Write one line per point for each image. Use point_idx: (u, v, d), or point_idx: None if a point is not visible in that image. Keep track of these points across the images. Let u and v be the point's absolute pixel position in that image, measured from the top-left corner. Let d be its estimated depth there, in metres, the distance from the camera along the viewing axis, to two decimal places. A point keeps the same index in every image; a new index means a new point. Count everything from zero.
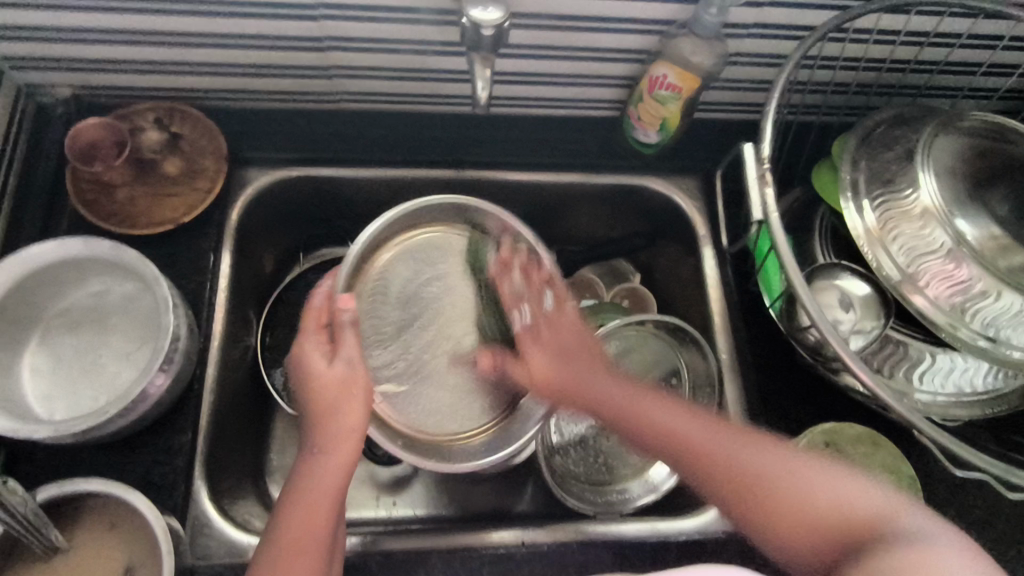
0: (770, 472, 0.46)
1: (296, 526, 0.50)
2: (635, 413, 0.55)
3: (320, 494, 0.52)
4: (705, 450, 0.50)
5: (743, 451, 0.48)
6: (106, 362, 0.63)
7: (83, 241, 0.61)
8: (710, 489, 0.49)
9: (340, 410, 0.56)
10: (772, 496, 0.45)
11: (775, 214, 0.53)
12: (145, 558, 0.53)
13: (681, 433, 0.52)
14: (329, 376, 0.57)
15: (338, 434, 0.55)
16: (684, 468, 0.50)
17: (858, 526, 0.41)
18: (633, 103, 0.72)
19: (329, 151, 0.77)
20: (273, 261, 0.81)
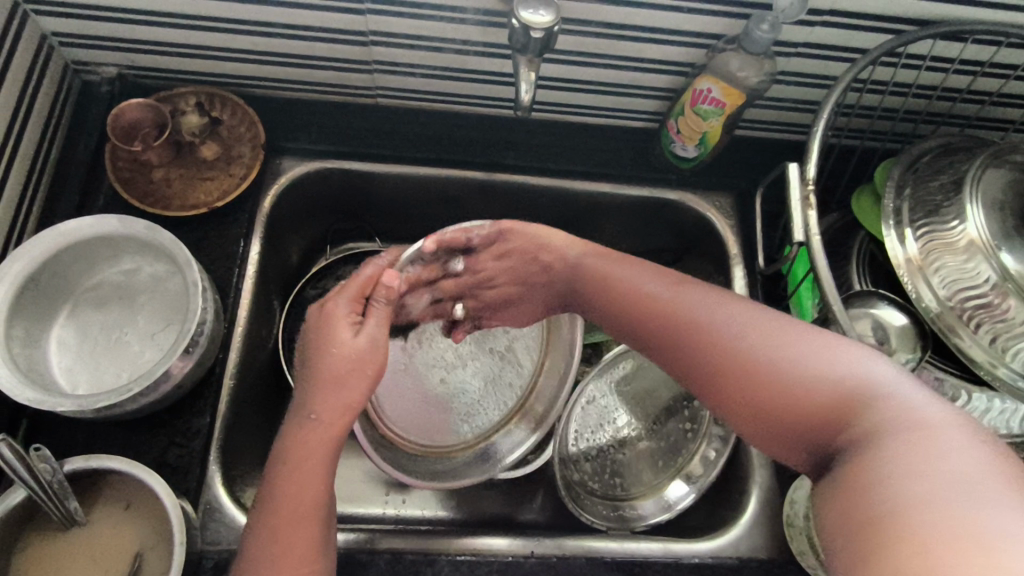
0: (751, 352, 0.49)
1: (300, 497, 0.49)
2: (646, 299, 0.59)
3: (318, 465, 0.51)
4: (692, 317, 0.55)
5: (723, 316, 0.53)
6: (132, 340, 0.64)
7: (119, 219, 0.61)
8: (698, 366, 0.53)
9: (347, 381, 0.53)
10: (760, 385, 0.48)
11: (817, 237, 0.52)
12: (158, 540, 0.53)
13: (694, 336, 0.54)
14: (349, 347, 0.54)
15: (341, 406, 0.53)
16: (675, 332, 0.55)
17: (828, 406, 0.44)
18: (674, 116, 0.72)
19: (363, 145, 0.77)
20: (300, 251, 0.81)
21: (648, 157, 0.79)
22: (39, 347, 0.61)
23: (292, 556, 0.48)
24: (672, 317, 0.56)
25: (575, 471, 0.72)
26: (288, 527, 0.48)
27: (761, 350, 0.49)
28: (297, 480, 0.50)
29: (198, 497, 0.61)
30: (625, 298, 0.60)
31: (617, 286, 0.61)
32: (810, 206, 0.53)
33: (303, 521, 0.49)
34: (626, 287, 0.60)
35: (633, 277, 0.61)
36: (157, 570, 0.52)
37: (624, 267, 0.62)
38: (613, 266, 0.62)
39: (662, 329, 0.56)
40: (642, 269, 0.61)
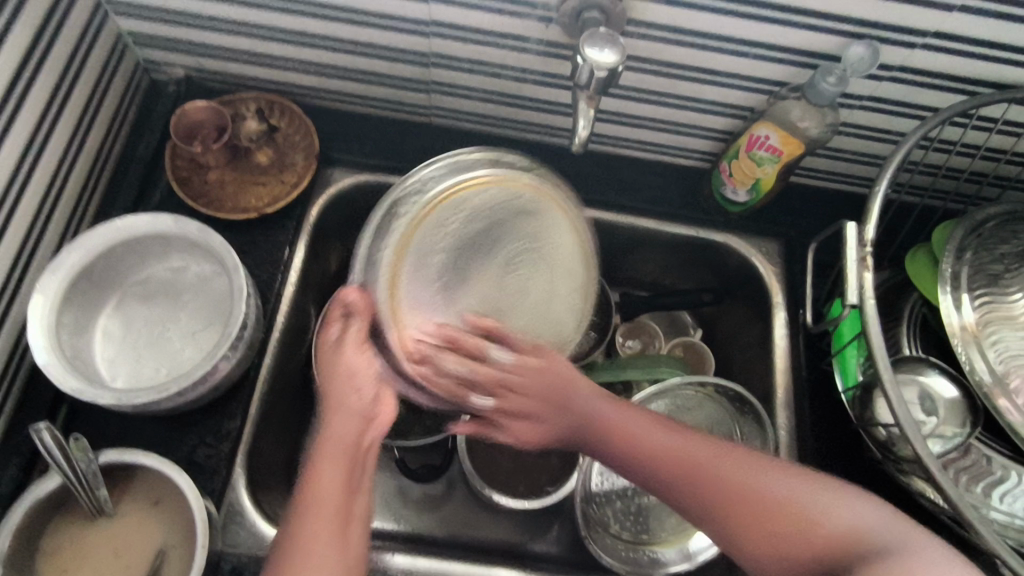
0: (770, 494, 0.50)
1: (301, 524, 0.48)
2: (641, 446, 0.56)
3: (342, 451, 0.52)
4: (688, 461, 0.54)
5: (723, 466, 0.53)
6: (173, 338, 0.65)
7: (175, 219, 0.63)
8: (713, 508, 0.52)
9: (351, 378, 0.55)
10: (774, 528, 0.49)
11: (872, 300, 0.51)
12: (181, 540, 0.54)
13: (699, 483, 0.53)
14: (342, 360, 0.55)
15: (356, 415, 0.54)
16: (677, 487, 0.53)
17: (842, 547, 0.47)
18: (728, 159, 0.70)
19: (412, 162, 0.78)
20: (339, 259, 0.82)
21: (696, 196, 0.78)
22: (86, 336, 0.63)
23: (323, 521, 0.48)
24: (689, 474, 0.53)
25: (597, 508, 0.72)
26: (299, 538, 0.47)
27: (775, 492, 0.50)
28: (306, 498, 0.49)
29: (221, 498, 0.62)
30: (625, 444, 0.56)
31: (539, 398, 0.60)
32: (867, 268, 0.52)
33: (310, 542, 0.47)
34: (561, 394, 0.59)
35: (542, 360, 0.59)
36: (177, 571, 0.53)
37: (587, 395, 0.59)
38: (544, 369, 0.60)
39: (678, 475, 0.53)
40: (643, 413, 0.58)
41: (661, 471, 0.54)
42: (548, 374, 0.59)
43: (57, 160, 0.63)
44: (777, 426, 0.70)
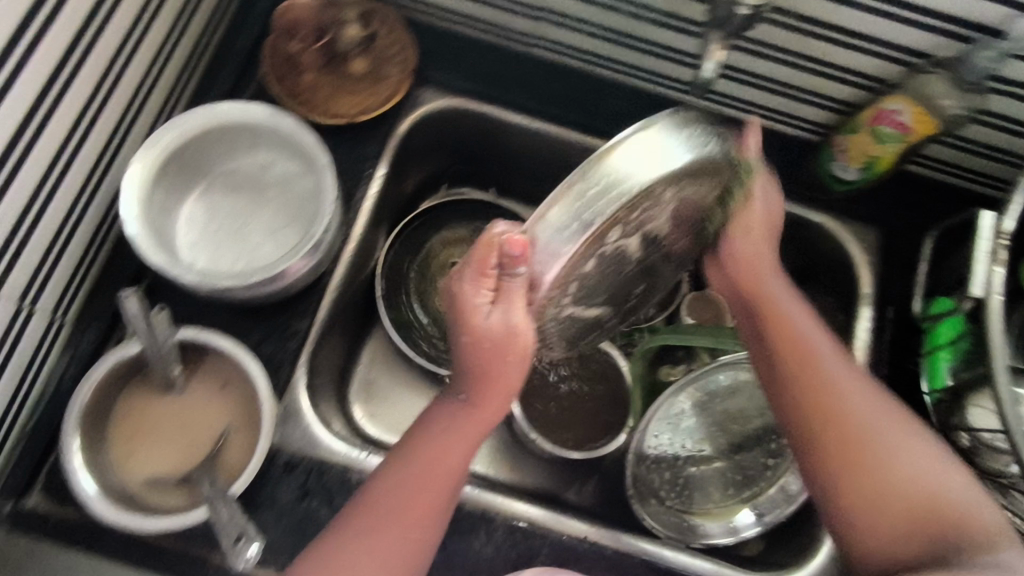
0: (900, 454, 0.52)
1: (355, 526, 0.51)
2: (807, 369, 0.56)
3: (456, 440, 0.53)
4: (833, 396, 0.55)
5: (870, 415, 0.54)
6: (252, 233, 0.66)
7: (270, 111, 0.62)
8: (833, 455, 0.53)
9: (498, 370, 0.50)
10: (887, 488, 0.51)
11: (998, 296, 0.46)
12: (244, 425, 0.55)
13: (846, 416, 0.54)
14: (490, 342, 0.49)
15: (451, 425, 0.53)
16: (813, 412, 0.55)
17: (962, 534, 0.48)
18: (845, 132, 0.66)
19: (507, 92, 0.76)
20: (416, 182, 0.84)
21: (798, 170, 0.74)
22: (171, 217, 0.64)
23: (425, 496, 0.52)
24: (840, 412, 0.54)
25: (644, 469, 0.70)
26: (353, 539, 0.50)
27: (914, 465, 0.52)
28: (371, 504, 0.52)
29: (282, 395, 0.63)
30: (793, 358, 0.56)
31: (776, 312, 0.58)
32: (999, 262, 0.47)
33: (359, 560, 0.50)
34: (759, 269, 0.59)
35: (763, 247, 0.59)
36: (239, 453, 0.54)
37: (790, 298, 0.59)
38: (767, 287, 0.59)
39: (817, 396, 0.55)
40: (839, 350, 0.57)
41: (795, 375, 0.56)
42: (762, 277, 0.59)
43: (163, 35, 0.62)
44: None
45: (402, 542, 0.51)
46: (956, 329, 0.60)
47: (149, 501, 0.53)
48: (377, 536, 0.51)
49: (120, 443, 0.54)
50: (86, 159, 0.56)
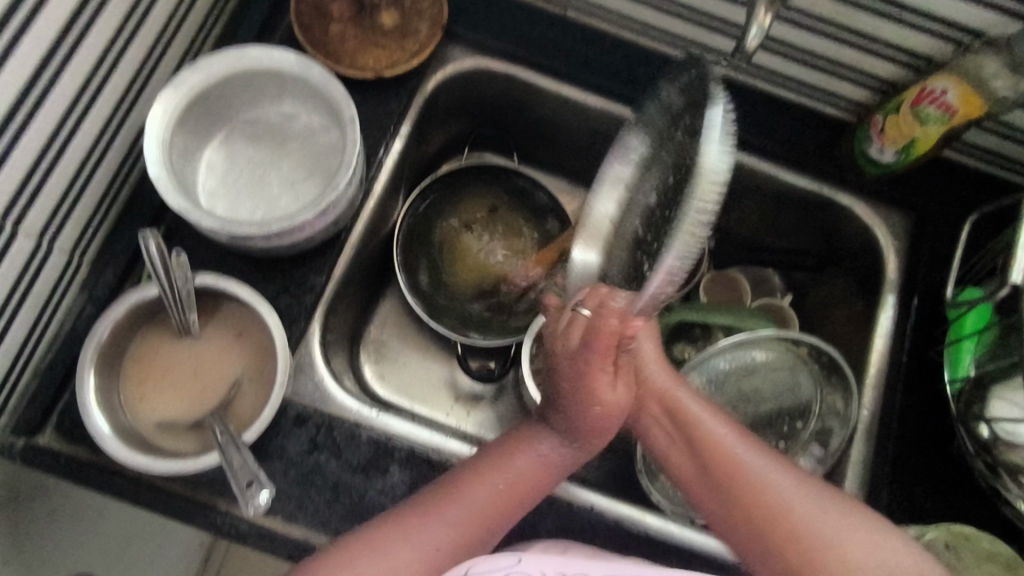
0: (812, 523, 0.49)
1: (427, 513, 0.52)
2: (708, 453, 0.53)
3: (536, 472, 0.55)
4: (737, 470, 0.52)
5: (776, 484, 0.51)
6: (272, 184, 0.65)
7: (297, 59, 0.61)
8: (751, 538, 0.50)
9: (605, 427, 0.55)
10: (800, 555, 0.48)
11: None
12: (257, 375, 0.55)
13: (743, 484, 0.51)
14: (612, 409, 0.54)
15: (549, 465, 0.56)
16: (720, 498, 0.52)
17: None
18: (884, 112, 0.64)
19: (537, 53, 0.74)
20: (439, 144, 0.84)
21: (831, 150, 0.72)
22: (192, 163, 0.63)
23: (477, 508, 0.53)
24: (745, 492, 0.51)
25: (653, 446, 0.70)
26: (417, 526, 0.51)
27: (823, 525, 0.48)
28: (450, 500, 0.53)
29: (296, 348, 0.62)
30: (696, 440, 0.54)
31: (660, 387, 0.57)
32: None
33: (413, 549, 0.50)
34: (644, 374, 0.57)
35: (653, 341, 0.58)
36: (251, 403, 0.54)
37: (661, 369, 0.57)
38: (654, 369, 0.57)
39: (718, 471, 0.53)
40: (716, 417, 0.56)
41: (702, 462, 0.54)
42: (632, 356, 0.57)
43: None
44: (862, 404, 0.67)
45: (437, 536, 0.51)
46: (981, 319, 0.59)
47: (162, 446, 0.53)
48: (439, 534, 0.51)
49: (134, 386, 0.54)
50: (110, 96, 0.55)
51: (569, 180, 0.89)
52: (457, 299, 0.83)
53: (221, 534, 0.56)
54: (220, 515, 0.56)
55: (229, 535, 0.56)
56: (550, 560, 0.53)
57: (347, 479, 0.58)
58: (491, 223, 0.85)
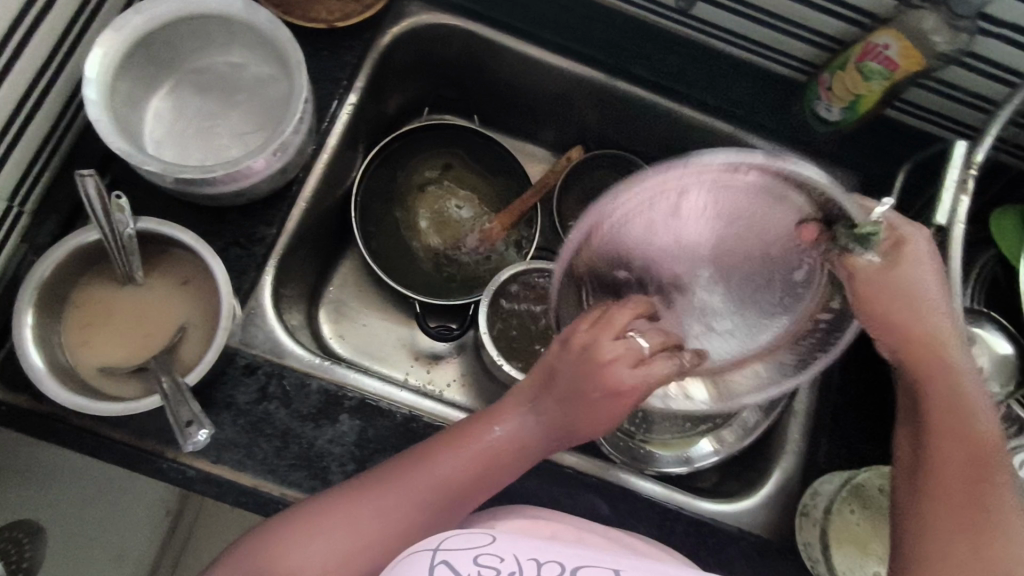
0: (1010, 519, 0.43)
1: (430, 463, 0.51)
2: (961, 410, 0.46)
3: (508, 454, 0.52)
4: (981, 441, 0.45)
5: (998, 472, 0.44)
6: (222, 134, 0.64)
7: (244, 4, 0.60)
8: (943, 492, 0.44)
9: (595, 410, 0.49)
10: (983, 529, 0.42)
11: (960, 224, 0.47)
12: (203, 320, 0.54)
13: (966, 425, 0.46)
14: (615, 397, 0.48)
15: (528, 443, 0.52)
16: (946, 445, 0.45)
17: None
18: (832, 69, 0.65)
19: (494, 10, 0.74)
20: (399, 105, 0.83)
21: (783, 110, 0.74)
22: (138, 110, 0.62)
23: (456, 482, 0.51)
24: (976, 454, 0.45)
25: None
26: (385, 482, 0.51)
27: (1022, 529, 0.42)
28: (440, 459, 0.51)
29: (246, 299, 0.62)
30: (942, 395, 0.47)
31: (937, 340, 0.48)
32: (965, 191, 0.47)
33: (403, 507, 0.50)
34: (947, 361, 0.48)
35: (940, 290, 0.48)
36: (196, 348, 0.53)
37: (944, 303, 0.48)
38: (921, 303, 0.48)
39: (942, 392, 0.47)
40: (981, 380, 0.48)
41: (942, 414, 0.46)
42: (909, 278, 0.48)
43: None
44: None
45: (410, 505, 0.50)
46: None
47: (103, 389, 0.52)
48: (438, 490, 0.50)
49: (77, 330, 0.53)
50: (48, 36, 0.54)
51: (530, 143, 0.90)
52: (416, 258, 0.83)
53: (166, 481, 0.56)
54: (165, 461, 0.56)
55: (175, 481, 0.56)
56: (523, 543, 0.48)
57: (295, 428, 0.58)
58: (450, 183, 0.85)
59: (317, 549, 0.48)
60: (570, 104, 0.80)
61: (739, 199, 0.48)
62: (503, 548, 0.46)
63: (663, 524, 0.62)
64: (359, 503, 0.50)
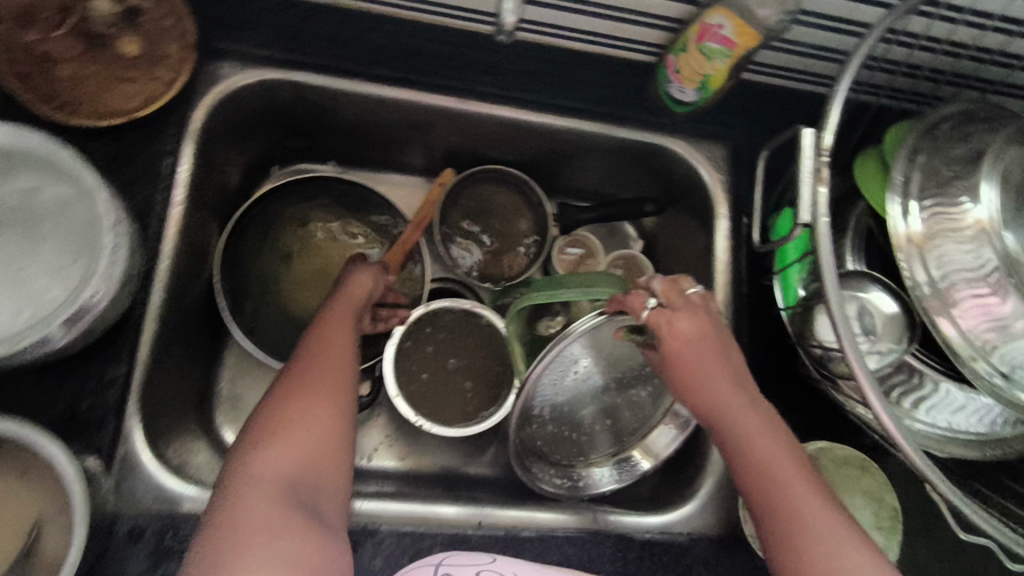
0: (825, 537, 0.43)
1: (323, 359, 0.55)
2: (747, 444, 0.48)
3: (336, 342, 0.56)
4: (774, 469, 0.46)
5: (802, 490, 0.45)
6: (33, 275, 0.55)
7: (13, 130, 0.54)
8: (763, 529, 0.45)
9: (355, 291, 0.63)
10: (797, 553, 0.43)
11: (825, 221, 0.46)
12: (57, 510, 0.48)
13: (754, 453, 0.47)
14: (364, 280, 0.64)
15: (342, 334, 0.58)
16: (748, 483, 0.47)
17: None
18: (676, 51, 0.63)
19: (317, 54, 0.66)
20: (242, 172, 0.76)
21: (641, 95, 0.71)
22: None
23: (320, 385, 0.52)
24: (774, 482, 0.46)
25: (530, 431, 0.67)
26: (284, 423, 0.49)
27: (839, 543, 0.42)
28: (303, 383, 0.52)
29: (113, 453, 0.56)
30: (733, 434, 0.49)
31: (708, 377, 0.50)
32: (820, 182, 0.47)
33: (337, 380, 0.53)
34: (725, 399, 0.49)
35: (705, 338, 0.51)
36: (56, 545, 0.47)
37: (700, 350, 0.50)
38: (692, 353, 0.50)
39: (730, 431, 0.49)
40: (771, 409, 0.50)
41: (740, 452, 0.48)
42: (677, 341, 0.50)
43: None
44: None
45: (313, 435, 0.50)
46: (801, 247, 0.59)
47: None
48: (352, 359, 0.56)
49: None
50: None
51: (399, 173, 0.84)
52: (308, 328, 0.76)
53: None
54: None
55: None
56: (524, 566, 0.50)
57: None
58: (314, 238, 0.78)
59: (282, 460, 0.47)
60: (427, 130, 0.75)
61: (577, 343, 0.61)
62: (505, 564, 0.49)
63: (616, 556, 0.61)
64: (304, 391, 0.52)
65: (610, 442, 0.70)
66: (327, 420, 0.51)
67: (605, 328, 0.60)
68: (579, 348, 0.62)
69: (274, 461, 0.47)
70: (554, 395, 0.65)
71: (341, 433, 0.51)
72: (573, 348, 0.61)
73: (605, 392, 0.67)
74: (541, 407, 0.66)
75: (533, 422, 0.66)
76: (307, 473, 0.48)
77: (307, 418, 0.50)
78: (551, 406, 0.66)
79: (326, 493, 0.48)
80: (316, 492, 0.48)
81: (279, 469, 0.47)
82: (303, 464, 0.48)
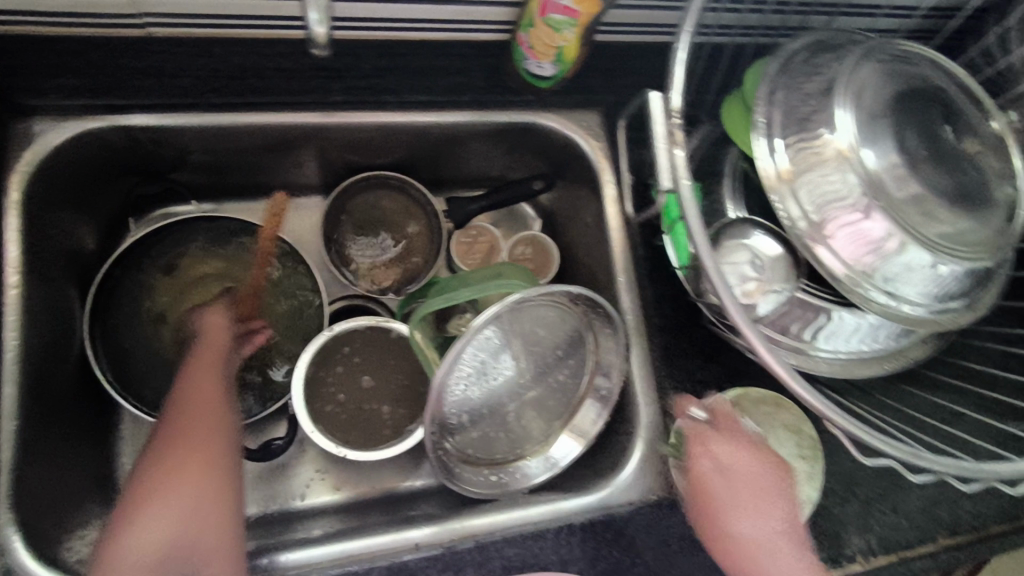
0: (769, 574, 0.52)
1: (189, 420, 0.54)
2: (713, 501, 0.57)
3: (201, 398, 0.55)
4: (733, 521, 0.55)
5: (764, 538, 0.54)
6: None
7: None
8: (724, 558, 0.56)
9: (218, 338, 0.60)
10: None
11: (687, 180, 0.45)
12: None
13: (719, 509, 0.56)
14: (221, 327, 0.61)
15: (206, 386, 0.55)
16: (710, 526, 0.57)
17: None
18: (522, 28, 0.61)
19: (138, 91, 0.60)
20: (96, 236, 0.70)
21: (500, 74, 0.68)
22: None
23: (187, 451, 0.52)
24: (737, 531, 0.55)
25: (455, 438, 0.65)
26: (157, 494, 0.51)
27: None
28: (172, 450, 0.52)
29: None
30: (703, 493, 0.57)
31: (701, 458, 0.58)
32: (675, 143, 0.46)
33: (200, 440, 0.53)
34: (708, 473, 0.57)
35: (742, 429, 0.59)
36: None
37: (714, 438, 0.58)
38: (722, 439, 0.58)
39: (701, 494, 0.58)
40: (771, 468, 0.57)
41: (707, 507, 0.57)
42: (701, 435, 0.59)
43: None
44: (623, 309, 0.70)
45: (186, 503, 0.51)
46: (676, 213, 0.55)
47: None
48: (224, 408, 0.55)
49: None
50: None
51: (275, 196, 0.79)
52: None
53: None
54: None
55: None
56: None
57: None
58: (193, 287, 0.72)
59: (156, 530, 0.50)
60: (288, 149, 0.70)
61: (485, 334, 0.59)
62: None
63: (559, 544, 0.61)
64: (174, 455, 0.52)
65: (542, 431, 0.69)
66: (199, 478, 0.52)
67: (505, 316, 0.59)
68: (486, 339, 0.60)
69: (145, 532, 0.50)
70: (470, 395, 0.63)
71: (212, 498, 0.52)
72: (479, 342, 0.59)
73: (523, 380, 0.66)
74: (458, 406, 0.63)
75: (453, 428, 0.64)
76: (181, 537, 0.50)
77: (173, 492, 0.51)
78: (470, 405, 0.64)
79: (206, 555, 0.51)
80: (194, 552, 0.50)
81: (151, 545, 0.50)
82: (179, 533, 0.50)
